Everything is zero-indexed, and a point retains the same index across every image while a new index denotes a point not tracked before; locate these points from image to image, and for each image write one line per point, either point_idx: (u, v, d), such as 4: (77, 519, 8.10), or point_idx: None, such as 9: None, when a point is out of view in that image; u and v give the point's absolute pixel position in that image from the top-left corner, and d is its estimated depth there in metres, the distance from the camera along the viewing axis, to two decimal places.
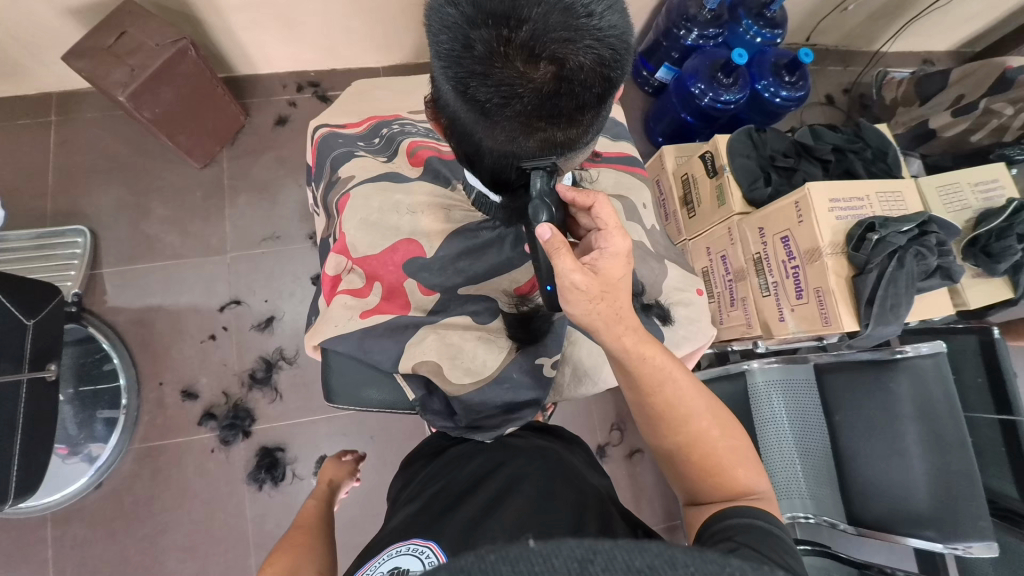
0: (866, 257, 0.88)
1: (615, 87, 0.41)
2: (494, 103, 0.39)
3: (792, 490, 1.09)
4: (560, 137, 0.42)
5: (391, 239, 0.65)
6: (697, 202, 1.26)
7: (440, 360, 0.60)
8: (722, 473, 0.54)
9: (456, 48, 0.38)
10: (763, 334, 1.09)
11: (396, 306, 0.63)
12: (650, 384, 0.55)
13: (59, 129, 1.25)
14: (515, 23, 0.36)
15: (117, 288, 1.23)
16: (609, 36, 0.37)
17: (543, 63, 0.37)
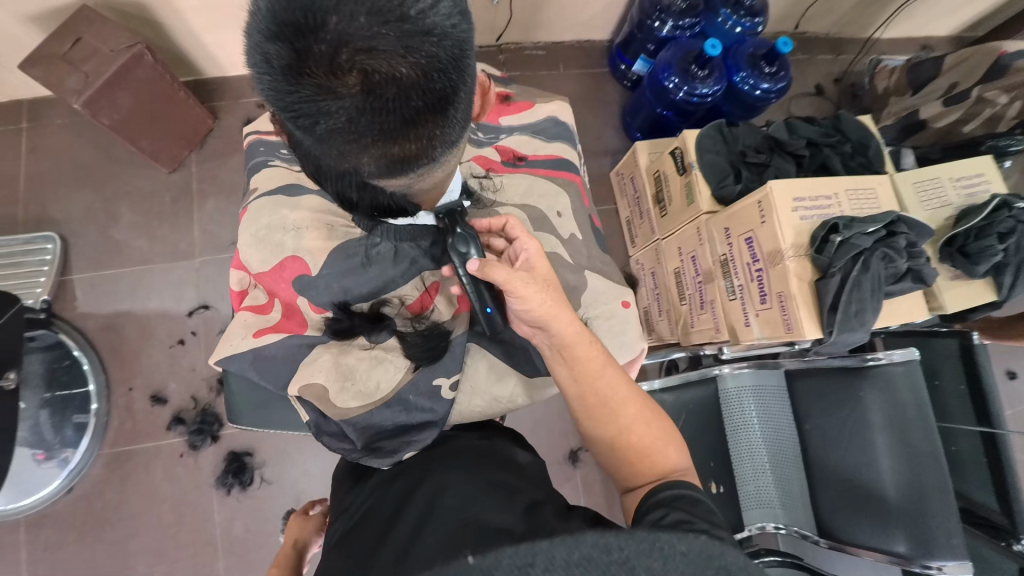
0: (830, 259, 0.83)
1: (460, 98, 0.34)
2: (307, 125, 0.32)
3: (764, 500, 1.02)
4: (404, 159, 0.35)
5: (279, 255, 0.61)
6: (669, 200, 1.21)
7: (327, 382, 0.58)
8: (652, 457, 0.51)
9: (254, 60, 0.31)
10: (730, 340, 1.05)
11: (293, 324, 0.61)
12: (589, 369, 0.54)
13: (29, 136, 1.26)
14: (307, 29, 0.28)
15: (87, 294, 1.24)
16: (424, 41, 0.30)
17: (352, 76, 0.30)
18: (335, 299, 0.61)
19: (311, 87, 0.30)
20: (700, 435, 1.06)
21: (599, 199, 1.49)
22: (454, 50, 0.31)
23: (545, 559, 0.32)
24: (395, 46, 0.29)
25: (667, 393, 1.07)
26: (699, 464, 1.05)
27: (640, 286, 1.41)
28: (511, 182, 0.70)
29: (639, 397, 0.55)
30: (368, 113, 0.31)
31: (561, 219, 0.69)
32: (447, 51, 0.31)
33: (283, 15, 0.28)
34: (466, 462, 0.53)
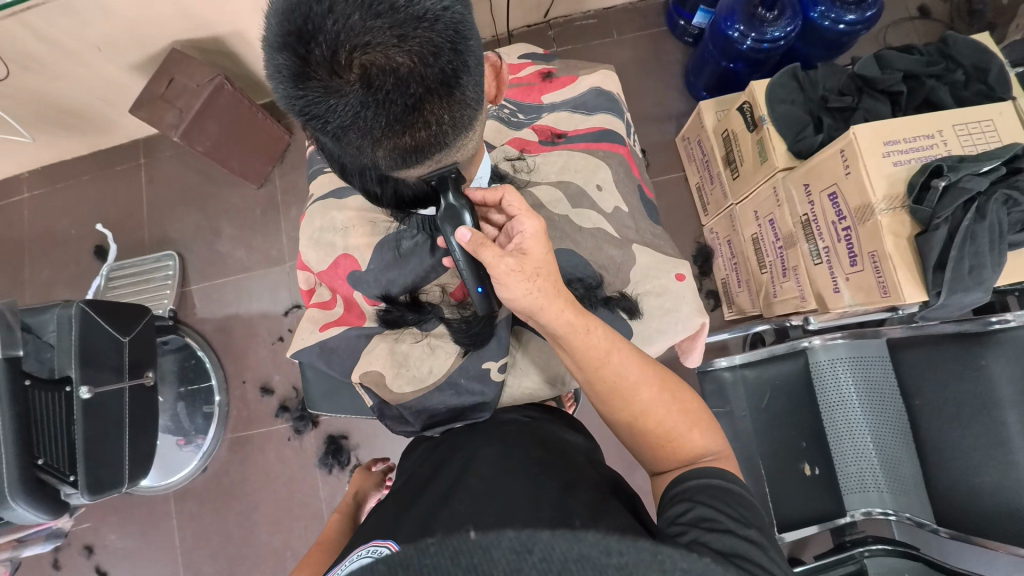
0: (932, 209, 0.72)
1: (460, 80, 0.35)
2: (321, 124, 0.35)
3: (868, 484, 0.97)
4: (413, 144, 0.36)
5: (332, 254, 0.66)
6: (740, 161, 1.12)
7: (384, 369, 0.62)
8: (676, 442, 0.54)
9: (271, 72, 0.34)
10: (816, 308, 0.96)
11: (353, 317, 0.66)
12: (594, 358, 0.55)
13: (147, 169, 1.46)
14: (308, 35, 0.31)
15: (203, 302, 1.43)
16: (411, 30, 0.32)
17: (354, 71, 0.32)
18: (383, 292, 0.64)
19: (320, 88, 0.33)
20: (788, 413, 1.01)
21: (664, 167, 1.41)
22: (447, 34, 0.33)
23: (544, 547, 0.38)
24: (388, 38, 0.31)
25: (747, 370, 1.03)
26: (789, 445, 1.00)
27: (715, 257, 1.32)
28: (548, 159, 0.70)
29: (657, 383, 0.56)
30: (373, 104, 0.33)
31: (601, 193, 0.67)
32: (439, 36, 0.33)
33: (288, 26, 0.32)
34: (510, 445, 0.55)
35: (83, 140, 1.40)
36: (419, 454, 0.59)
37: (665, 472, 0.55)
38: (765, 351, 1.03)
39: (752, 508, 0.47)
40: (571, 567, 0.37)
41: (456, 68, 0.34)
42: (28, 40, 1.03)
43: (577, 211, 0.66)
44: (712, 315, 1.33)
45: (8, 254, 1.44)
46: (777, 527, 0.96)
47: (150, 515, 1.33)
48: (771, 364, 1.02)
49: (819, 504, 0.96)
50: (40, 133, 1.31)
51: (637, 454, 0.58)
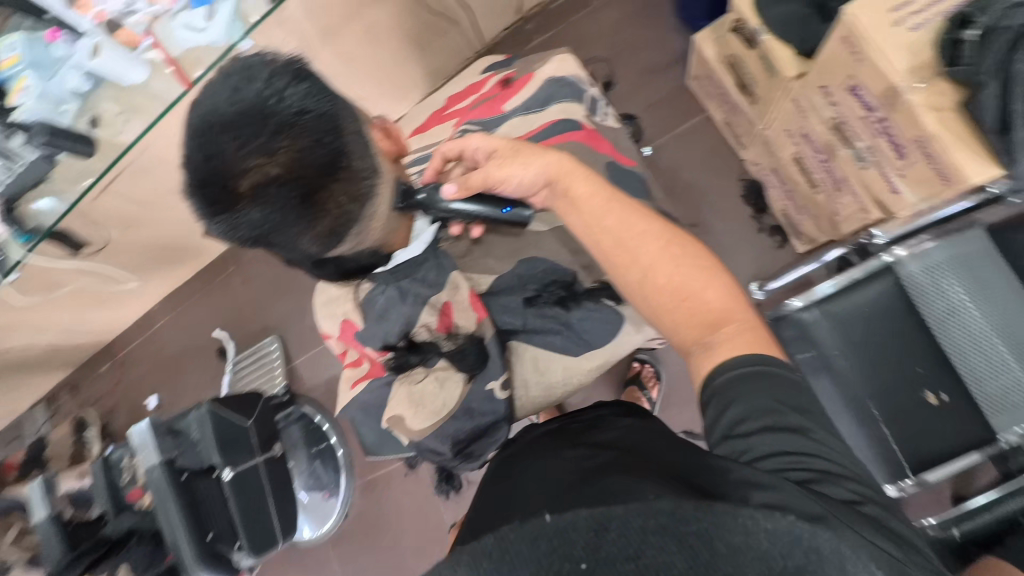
0: (973, 65, 0.59)
1: (329, 165, 0.45)
2: (239, 234, 0.47)
3: (1017, 402, 0.79)
4: (309, 227, 0.46)
5: (339, 321, 0.72)
6: (754, 83, 1.01)
7: (404, 410, 0.66)
8: (690, 296, 0.52)
9: (200, 211, 0.47)
10: (883, 214, 0.82)
11: (374, 369, 0.71)
12: (596, 214, 0.57)
13: (237, 274, 1.71)
14: (208, 175, 0.44)
15: (307, 372, 1.63)
16: (274, 142, 0.43)
17: (251, 187, 0.44)
18: (385, 342, 0.66)
19: (226, 209, 0.44)
20: (889, 338, 0.89)
21: (683, 114, 1.31)
22: (304, 136, 0.44)
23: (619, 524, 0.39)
24: (263, 157, 0.43)
25: (828, 304, 0.92)
26: (902, 374, 0.87)
27: (767, 189, 1.20)
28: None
29: (664, 238, 0.55)
30: (276, 207, 0.44)
31: None
32: (299, 139, 0.44)
33: (199, 175, 0.44)
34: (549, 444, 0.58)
35: (185, 267, 1.67)
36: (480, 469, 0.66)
37: (687, 343, 0.52)
38: (848, 275, 0.92)
39: (794, 386, 0.46)
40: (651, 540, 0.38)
41: (329, 156, 0.45)
42: (123, 203, 1.27)
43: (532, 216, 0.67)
44: (781, 253, 1.21)
45: (163, 373, 1.76)
46: (910, 468, 0.86)
47: (319, 561, 1.53)
48: (854, 292, 0.91)
49: (953, 437, 0.84)
50: (156, 270, 1.59)
51: (662, 329, 0.55)
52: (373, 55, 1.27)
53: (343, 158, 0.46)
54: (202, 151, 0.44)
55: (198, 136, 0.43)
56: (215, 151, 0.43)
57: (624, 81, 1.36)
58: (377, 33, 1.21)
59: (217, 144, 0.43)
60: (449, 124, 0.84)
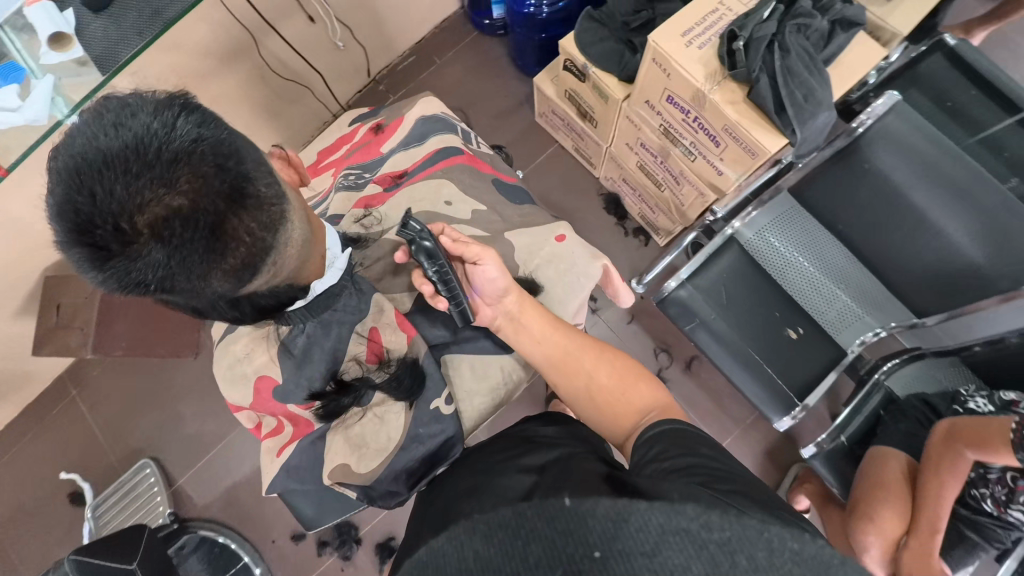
0: (747, 66, 0.78)
1: (238, 191, 0.37)
2: (141, 288, 0.37)
3: (850, 318, 1.01)
4: (228, 263, 0.38)
5: (247, 382, 0.56)
6: (592, 110, 1.17)
7: (347, 460, 0.55)
8: (622, 400, 0.59)
9: (84, 271, 0.37)
10: (717, 195, 0.99)
11: (301, 427, 0.59)
12: (536, 336, 0.65)
13: (84, 398, 1.44)
14: (87, 223, 0.35)
15: (197, 489, 1.40)
16: (172, 171, 0.35)
17: (142, 229, 0.35)
18: (308, 393, 0.54)
19: (121, 259, 0.35)
20: (749, 295, 1.05)
21: (539, 147, 1.46)
22: (203, 161, 0.36)
23: (642, 516, 0.30)
24: (158, 189, 0.35)
25: (697, 280, 1.07)
26: (767, 321, 1.04)
27: (623, 198, 1.36)
28: (395, 203, 0.73)
29: (603, 352, 0.64)
30: (177, 247, 0.36)
31: (453, 206, 0.70)
32: (198, 165, 0.36)
33: (73, 223, 0.35)
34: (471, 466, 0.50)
35: (9, 404, 1.36)
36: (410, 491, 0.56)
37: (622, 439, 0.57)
38: (706, 251, 1.06)
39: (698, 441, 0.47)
40: (670, 541, 0.29)
41: (233, 183, 0.37)
42: None
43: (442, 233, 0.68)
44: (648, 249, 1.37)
45: None
46: (796, 395, 1.01)
47: None
48: (711, 264, 1.07)
49: (816, 361, 1.02)
50: None
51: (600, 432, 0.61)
52: None
53: (251, 182, 0.39)
54: (73, 195, 0.35)
55: (65, 178, 0.34)
56: (95, 192, 0.34)
57: (481, 126, 1.49)
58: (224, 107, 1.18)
59: (96, 184, 0.34)
60: (326, 175, 0.84)
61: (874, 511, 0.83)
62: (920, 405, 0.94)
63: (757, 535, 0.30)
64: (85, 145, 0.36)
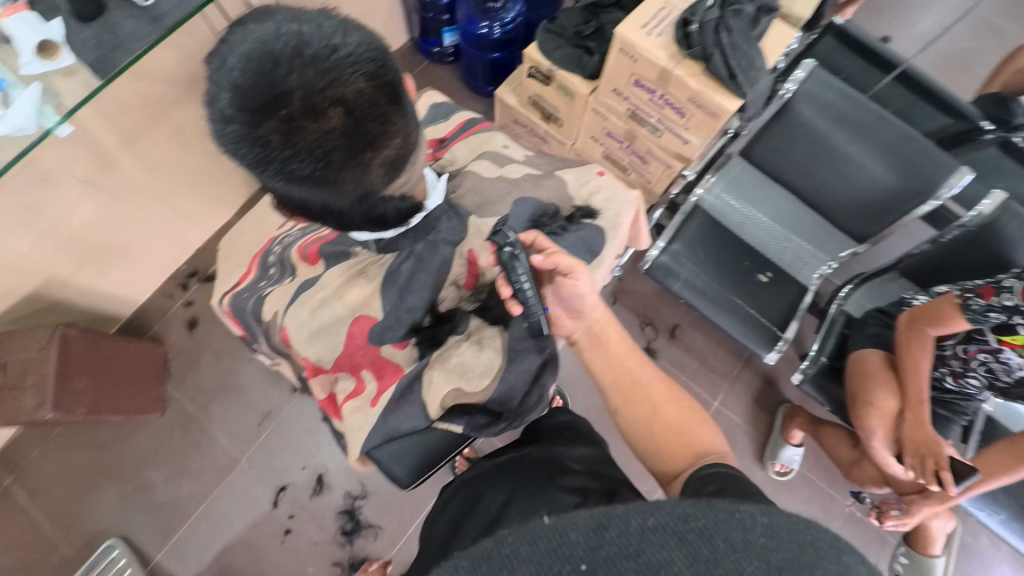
0: (702, 44, 0.94)
1: (401, 86, 0.40)
2: (319, 170, 0.38)
3: (806, 257, 1.18)
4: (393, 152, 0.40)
5: (341, 331, 0.61)
6: (556, 111, 1.29)
7: (455, 383, 0.58)
8: (687, 434, 0.57)
9: (261, 150, 0.36)
10: (683, 163, 1.14)
11: (390, 376, 0.59)
12: (618, 355, 0.66)
13: (21, 485, 1.22)
14: (281, 96, 0.35)
15: (179, 564, 1.22)
16: (360, 53, 0.37)
17: (329, 109, 0.36)
18: (408, 327, 0.60)
19: (312, 134, 0.36)
20: (721, 249, 1.20)
21: None
22: (376, 53, 0.39)
23: (622, 521, 0.27)
24: (349, 69, 0.36)
25: (675, 243, 1.19)
26: (740, 269, 1.18)
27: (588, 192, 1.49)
28: (457, 150, 0.73)
29: (676, 391, 0.62)
30: (360, 128, 0.37)
31: (509, 148, 0.73)
32: (374, 53, 0.38)
33: (258, 100, 0.35)
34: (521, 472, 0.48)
35: None
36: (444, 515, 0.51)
37: (677, 474, 0.54)
38: (680, 217, 1.20)
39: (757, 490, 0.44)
40: (651, 540, 0.26)
41: (396, 78, 0.40)
42: None
43: (507, 169, 0.70)
44: None
45: None
46: (779, 329, 1.14)
47: None
48: (686, 227, 1.20)
49: (787, 297, 1.17)
50: None
51: (650, 463, 0.58)
52: (188, 157, 1.18)
53: (403, 83, 0.42)
54: (258, 72, 0.34)
55: (255, 53, 0.34)
56: (292, 66, 0.35)
57: None
58: (188, 134, 1.14)
59: (291, 59, 0.35)
60: None
61: (872, 397, 0.96)
62: (878, 316, 1.08)
63: (729, 516, 0.27)
64: (260, 27, 0.36)
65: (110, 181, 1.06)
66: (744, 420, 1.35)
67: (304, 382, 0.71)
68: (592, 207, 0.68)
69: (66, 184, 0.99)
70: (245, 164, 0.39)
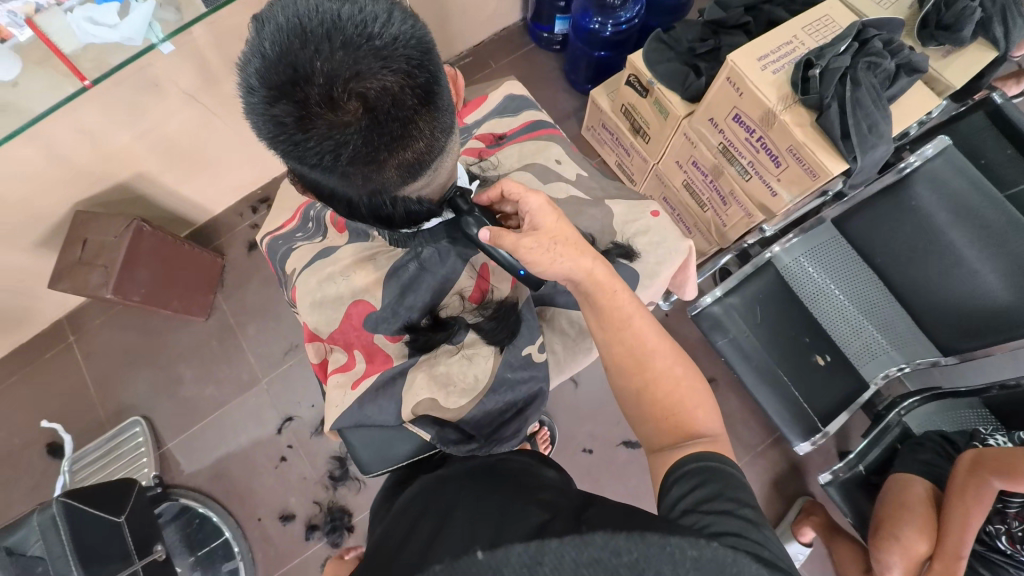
0: (819, 93, 0.83)
1: (436, 89, 0.38)
2: (327, 159, 0.37)
3: (874, 349, 1.03)
4: (409, 156, 0.39)
5: (342, 306, 0.63)
6: (646, 127, 1.21)
7: (433, 394, 0.58)
8: (679, 414, 0.55)
9: (275, 128, 0.36)
10: (765, 216, 1.04)
11: (379, 364, 0.61)
12: (616, 318, 0.59)
13: (79, 347, 1.37)
14: (301, 79, 0.34)
15: (185, 456, 1.33)
16: (396, 48, 0.35)
17: (348, 101, 0.35)
18: (403, 323, 0.62)
19: (325, 124, 0.35)
20: (781, 316, 1.07)
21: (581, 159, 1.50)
22: (416, 50, 0.36)
23: (558, 554, 0.37)
24: (378, 63, 0.35)
25: (731, 297, 1.08)
26: (796, 344, 1.05)
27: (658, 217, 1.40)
28: (506, 154, 0.71)
29: (681, 361, 0.59)
30: (375, 127, 0.36)
31: (562, 165, 0.69)
32: (413, 50, 0.36)
33: (279, 77, 0.34)
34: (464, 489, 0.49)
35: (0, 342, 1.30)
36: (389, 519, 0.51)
37: (661, 450, 0.54)
38: (748, 268, 1.08)
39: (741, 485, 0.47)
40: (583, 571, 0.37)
41: (433, 81, 0.38)
42: None
43: (550, 186, 0.66)
44: None
45: None
46: (820, 422, 1.02)
47: None
48: (748, 283, 1.08)
49: (840, 389, 1.03)
50: None
51: (637, 427, 0.58)
52: None
53: (441, 86, 0.40)
54: (285, 49, 0.34)
55: (288, 29, 0.34)
56: (320, 50, 0.34)
57: None
58: None
59: (321, 43, 0.34)
60: None
61: (898, 530, 0.84)
62: (939, 439, 0.94)
63: (656, 551, 0.37)
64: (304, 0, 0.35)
65: (208, 98, 1.13)
66: (753, 498, 1.25)
67: None
68: (632, 247, 0.64)
69: (168, 93, 1.06)
70: (263, 134, 0.39)
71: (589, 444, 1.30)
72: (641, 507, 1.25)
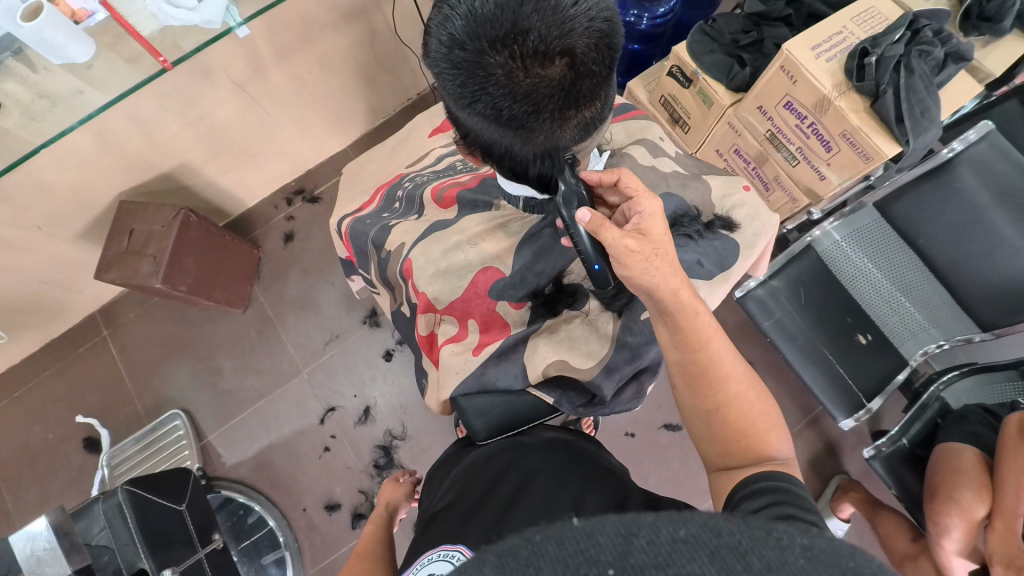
0: (875, 80, 0.87)
1: (615, 54, 0.45)
2: (528, 110, 0.43)
3: (912, 328, 1.06)
4: (590, 114, 0.45)
5: (470, 274, 0.68)
6: (686, 117, 1.25)
7: (561, 354, 0.63)
8: (753, 437, 0.55)
9: (484, 80, 0.42)
10: (811, 200, 1.09)
11: (497, 332, 0.66)
12: (695, 339, 0.56)
13: (114, 340, 1.35)
14: (521, 34, 0.40)
15: (227, 448, 1.31)
16: (595, 14, 0.42)
17: (555, 56, 0.41)
18: (529, 290, 0.67)
19: (536, 76, 0.41)
20: (824, 297, 1.11)
21: None
22: (605, 17, 0.43)
23: (652, 529, 0.23)
24: (582, 24, 0.41)
25: (775, 280, 1.13)
26: (840, 324, 1.10)
27: None
28: (615, 129, 0.74)
29: (753, 385, 0.58)
30: (575, 80, 0.42)
31: (664, 141, 0.74)
32: (605, 16, 0.43)
33: (500, 31, 0.40)
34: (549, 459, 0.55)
35: (33, 335, 1.27)
36: (462, 477, 0.55)
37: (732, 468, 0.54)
38: (784, 256, 1.13)
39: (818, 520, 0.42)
40: (682, 552, 0.22)
41: (613, 45, 0.45)
42: None
43: (659, 160, 0.70)
44: None
45: None
46: (865, 396, 1.07)
47: None
48: (792, 264, 1.13)
49: (884, 366, 1.07)
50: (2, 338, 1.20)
51: (701, 445, 0.58)
52: (324, 83, 1.24)
53: (614, 55, 0.47)
54: (506, 7, 0.40)
55: None
56: (538, 8, 0.40)
57: None
58: (331, 62, 1.19)
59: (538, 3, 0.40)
60: None
61: (955, 492, 0.88)
62: (981, 412, 0.99)
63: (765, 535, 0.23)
64: None
65: (254, 88, 1.12)
66: None
67: (403, 315, 0.76)
68: (732, 219, 0.67)
69: (218, 82, 1.05)
70: (458, 91, 0.44)
71: (631, 428, 1.33)
72: (683, 488, 1.29)
